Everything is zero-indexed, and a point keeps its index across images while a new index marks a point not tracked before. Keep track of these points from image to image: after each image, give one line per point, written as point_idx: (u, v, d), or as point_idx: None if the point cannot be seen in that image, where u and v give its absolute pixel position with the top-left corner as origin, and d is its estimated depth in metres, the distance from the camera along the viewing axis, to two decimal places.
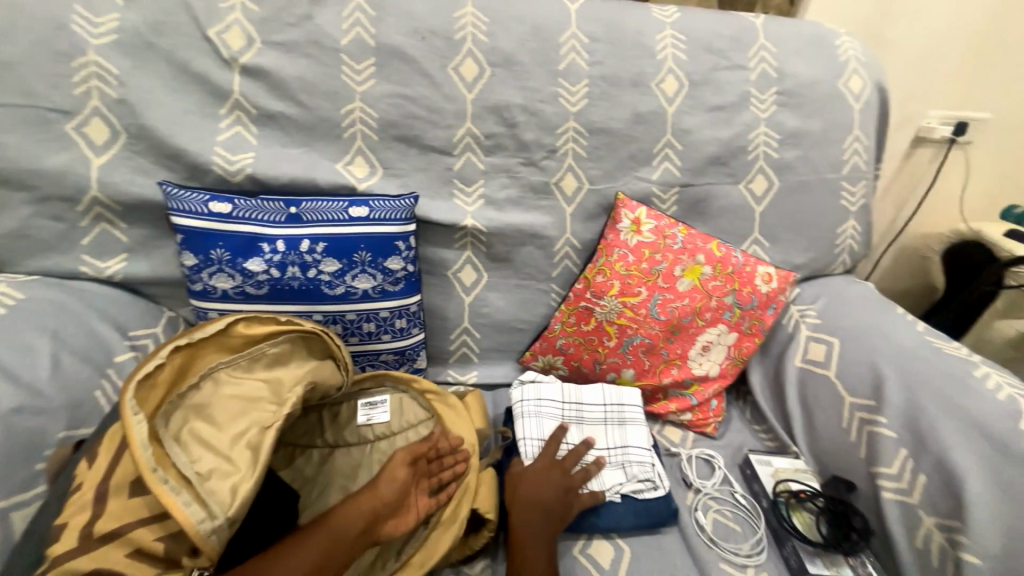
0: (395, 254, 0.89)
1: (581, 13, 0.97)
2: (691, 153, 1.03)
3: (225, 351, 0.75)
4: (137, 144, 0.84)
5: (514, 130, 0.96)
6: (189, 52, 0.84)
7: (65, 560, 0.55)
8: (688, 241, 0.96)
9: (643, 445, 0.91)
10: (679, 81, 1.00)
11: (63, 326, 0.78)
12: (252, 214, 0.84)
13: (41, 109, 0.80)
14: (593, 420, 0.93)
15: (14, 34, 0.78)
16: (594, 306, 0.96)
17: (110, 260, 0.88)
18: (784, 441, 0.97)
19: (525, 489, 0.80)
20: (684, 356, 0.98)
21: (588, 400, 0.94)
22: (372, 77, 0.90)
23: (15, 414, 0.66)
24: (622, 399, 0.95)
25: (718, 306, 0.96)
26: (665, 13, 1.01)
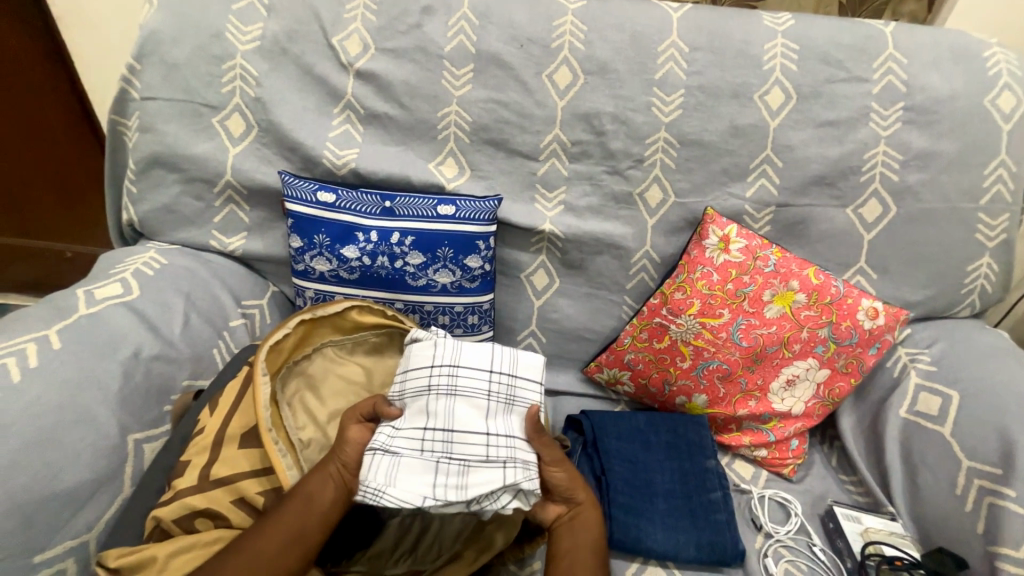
0: (475, 252, 0.93)
1: (684, 20, 0.94)
2: (792, 171, 0.95)
3: (336, 330, 0.85)
4: (265, 137, 0.96)
5: (602, 138, 0.95)
6: (314, 57, 0.93)
7: (185, 494, 0.65)
8: (781, 264, 0.90)
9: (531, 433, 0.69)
10: (786, 93, 0.93)
11: (194, 290, 0.91)
12: (352, 205, 0.91)
13: (195, 104, 0.94)
14: (471, 394, 0.70)
15: (183, 40, 0.92)
16: (669, 323, 0.93)
17: (232, 236, 1.00)
18: (879, 497, 0.86)
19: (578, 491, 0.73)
20: (764, 387, 0.91)
21: (465, 364, 0.71)
22: (470, 83, 0.94)
23: (152, 360, 0.78)
24: (512, 366, 0.73)
25: (809, 338, 0.88)
26: (777, 20, 0.95)
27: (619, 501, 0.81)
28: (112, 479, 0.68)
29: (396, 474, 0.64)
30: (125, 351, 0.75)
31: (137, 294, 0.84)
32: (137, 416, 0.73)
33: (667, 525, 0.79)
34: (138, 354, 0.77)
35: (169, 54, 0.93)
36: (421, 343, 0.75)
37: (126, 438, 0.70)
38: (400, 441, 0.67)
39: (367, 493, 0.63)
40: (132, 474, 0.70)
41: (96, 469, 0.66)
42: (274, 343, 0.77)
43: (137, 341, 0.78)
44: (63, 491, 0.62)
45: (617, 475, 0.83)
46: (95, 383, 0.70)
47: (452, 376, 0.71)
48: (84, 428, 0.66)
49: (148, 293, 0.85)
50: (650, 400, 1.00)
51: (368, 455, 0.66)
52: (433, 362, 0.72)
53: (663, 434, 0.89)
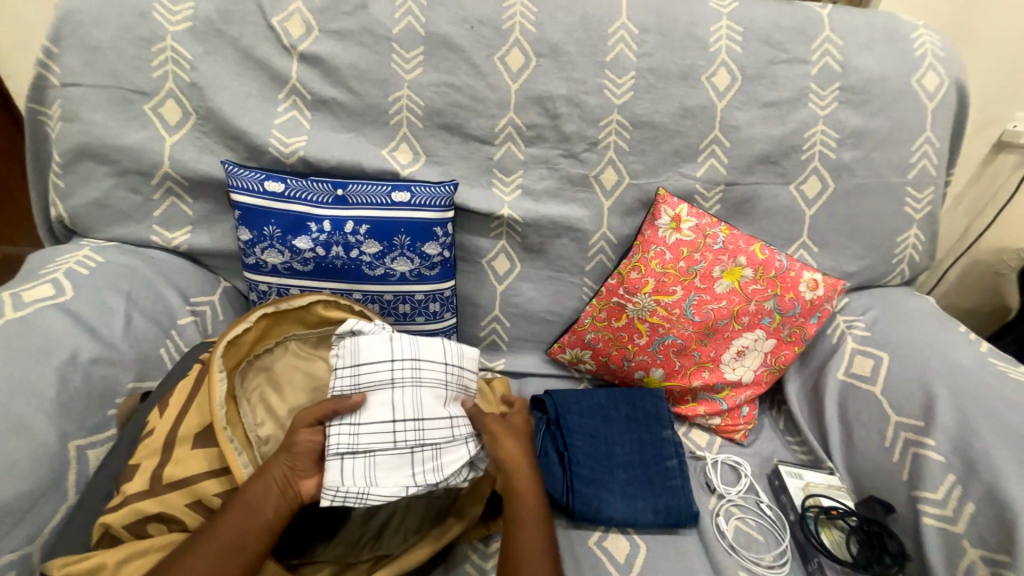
0: (433, 239, 0.92)
1: (633, 2, 0.95)
2: (739, 151, 0.99)
3: (302, 325, 0.84)
4: (205, 125, 0.91)
5: (556, 121, 0.96)
6: (254, 39, 0.89)
7: (135, 500, 0.63)
8: (729, 241, 0.93)
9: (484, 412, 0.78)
10: (732, 74, 0.96)
11: (135, 288, 0.86)
12: (302, 194, 0.88)
13: (125, 90, 0.88)
14: (434, 384, 0.74)
15: (105, 21, 0.86)
16: (626, 302, 0.96)
17: (176, 231, 0.96)
18: (819, 455, 0.92)
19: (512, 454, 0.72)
20: (717, 359, 0.95)
21: (425, 356, 0.75)
22: (421, 66, 0.92)
23: (92, 363, 0.74)
24: (463, 358, 0.79)
25: (757, 310, 0.93)
26: (722, 2, 0.97)
27: (581, 475, 0.83)
28: (53, 488, 0.65)
29: (375, 473, 0.67)
30: (59, 355, 0.71)
31: (71, 295, 0.79)
32: (78, 422, 0.69)
33: (627, 494, 0.83)
34: (75, 358, 0.72)
35: (91, 36, 0.86)
36: (370, 339, 0.75)
37: (67, 446, 0.67)
38: (366, 439, 0.68)
39: (351, 498, 0.65)
40: (76, 482, 0.67)
41: (34, 479, 0.62)
42: (234, 339, 0.75)
43: (73, 344, 0.73)
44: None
45: (579, 450, 0.86)
46: (27, 390, 0.66)
47: (412, 371, 0.74)
48: (18, 438, 0.63)
49: (83, 293, 0.80)
50: (611, 377, 1.03)
51: (336, 459, 0.66)
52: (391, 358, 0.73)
53: (623, 408, 0.92)
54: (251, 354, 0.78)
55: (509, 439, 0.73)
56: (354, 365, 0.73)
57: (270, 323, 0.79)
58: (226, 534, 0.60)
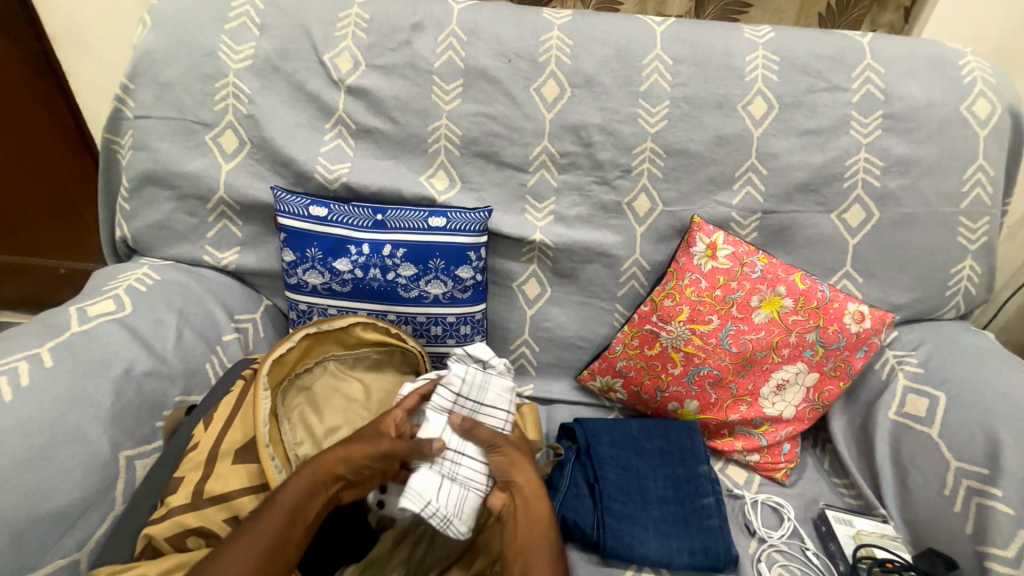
0: (466, 263, 0.94)
1: (668, 34, 0.97)
2: (776, 179, 0.97)
3: (341, 345, 0.86)
4: (258, 153, 0.97)
5: (590, 149, 0.97)
6: (306, 74, 0.95)
7: (180, 513, 0.65)
8: (768, 270, 0.91)
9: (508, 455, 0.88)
10: (768, 102, 0.96)
11: (186, 305, 0.91)
12: (344, 218, 0.92)
13: (189, 122, 0.96)
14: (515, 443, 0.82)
15: (176, 60, 0.94)
16: (660, 330, 0.94)
17: (226, 251, 1.01)
18: (870, 500, 0.86)
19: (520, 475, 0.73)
20: (755, 392, 0.92)
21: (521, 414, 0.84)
22: (460, 97, 0.96)
23: (145, 376, 0.78)
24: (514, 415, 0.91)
25: (798, 342, 0.89)
26: (758, 33, 0.98)
27: (613, 508, 0.81)
28: (103, 497, 0.67)
29: (461, 505, 0.71)
30: (117, 368, 0.76)
31: (130, 311, 0.84)
32: (130, 433, 0.72)
33: (661, 531, 0.79)
34: (130, 371, 0.77)
35: (163, 74, 0.94)
36: (506, 381, 0.82)
37: (118, 456, 0.70)
38: (464, 469, 0.74)
39: (438, 519, 0.68)
40: (123, 492, 0.70)
41: (87, 487, 0.65)
42: (279, 358, 0.77)
43: (130, 357, 0.78)
44: (52, 511, 0.62)
45: (611, 482, 0.84)
46: (85, 400, 0.70)
47: (513, 423, 0.82)
48: (75, 446, 0.66)
49: (141, 309, 0.86)
50: (643, 407, 1.00)
51: (437, 477, 0.71)
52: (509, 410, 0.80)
53: (656, 440, 0.89)
54: (291, 372, 0.81)
55: (517, 460, 0.74)
56: (482, 391, 0.79)
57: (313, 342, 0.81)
58: (269, 536, 0.61)
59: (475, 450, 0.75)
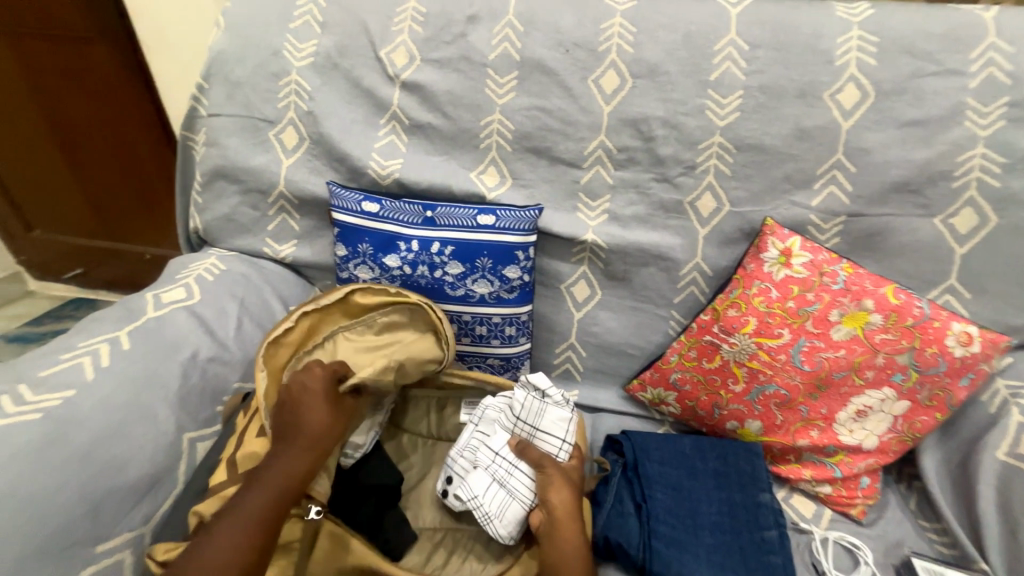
0: (514, 263, 0.91)
1: (745, 15, 0.87)
2: (867, 178, 0.86)
3: (345, 315, 0.87)
4: (316, 149, 0.99)
5: (651, 144, 0.90)
6: (363, 70, 0.96)
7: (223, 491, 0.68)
8: (853, 281, 0.80)
9: None
10: (862, 90, 0.84)
11: (247, 295, 0.95)
12: (395, 214, 0.92)
13: (255, 119, 0.99)
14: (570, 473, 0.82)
15: (245, 59, 0.98)
16: (721, 342, 0.86)
17: (284, 244, 1.05)
18: (970, 553, 0.75)
19: (560, 500, 0.73)
20: (830, 417, 0.82)
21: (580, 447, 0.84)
22: (513, 90, 0.92)
23: (208, 362, 0.82)
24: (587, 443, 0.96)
25: (886, 364, 0.78)
26: (853, 10, 0.86)
27: (660, 532, 0.75)
28: (167, 475, 0.72)
29: (504, 511, 0.75)
30: (185, 353, 0.80)
31: (198, 299, 0.90)
32: (193, 416, 0.77)
33: (714, 562, 0.73)
34: (195, 356, 0.81)
35: (233, 73, 0.99)
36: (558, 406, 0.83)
37: (181, 437, 0.74)
38: (512, 479, 0.78)
39: (483, 517, 0.74)
40: (185, 471, 0.74)
41: (154, 465, 0.70)
42: (276, 339, 0.80)
43: (195, 343, 0.82)
44: (124, 485, 0.67)
45: (659, 503, 0.78)
46: (156, 382, 0.75)
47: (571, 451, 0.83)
48: (146, 425, 0.71)
49: (207, 297, 0.91)
50: (697, 424, 0.93)
51: (488, 480, 0.77)
52: (565, 439, 0.81)
53: (711, 461, 0.83)
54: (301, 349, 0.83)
55: (563, 483, 0.75)
56: (538, 411, 0.82)
57: (313, 319, 0.83)
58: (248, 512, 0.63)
59: (527, 465, 0.79)
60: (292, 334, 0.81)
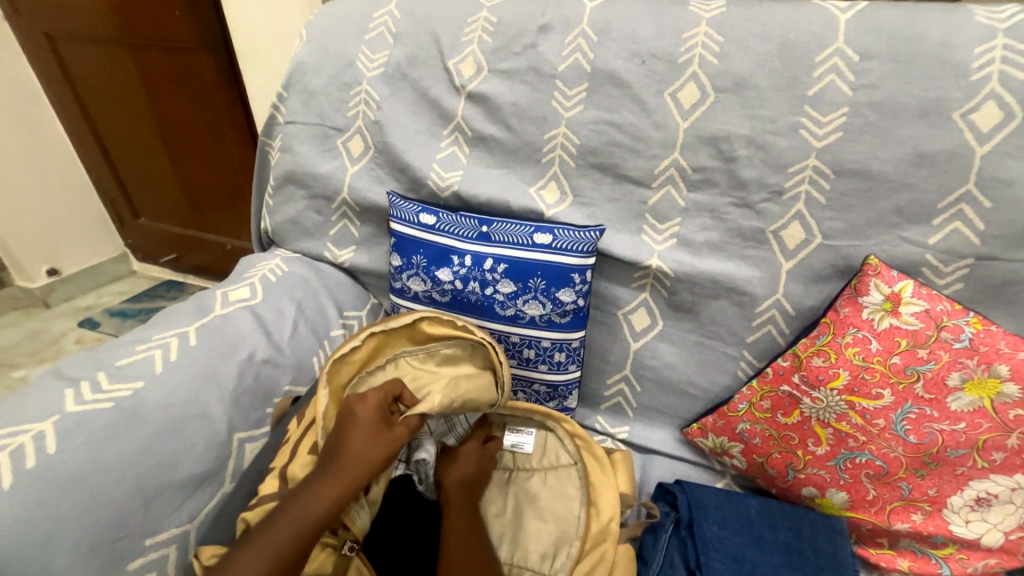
0: (569, 286, 0.86)
1: (857, 21, 0.75)
2: (1006, 214, 0.71)
3: (410, 341, 0.85)
4: (380, 157, 1.00)
5: (731, 164, 0.81)
6: (431, 81, 0.95)
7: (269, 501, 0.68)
8: (982, 340, 0.66)
9: (573, 508, 0.78)
10: (1006, 109, 0.69)
11: (305, 298, 0.98)
12: (450, 228, 0.90)
13: (326, 127, 1.02)
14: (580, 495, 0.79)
15: (321, 69, 1.01)
16: (802, 395, 0.75)
17: (343, 249, 1.07)
18: None
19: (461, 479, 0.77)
20: (939, 501, 0.69)
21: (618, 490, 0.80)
22: (582, 103, 0.87)
23: (263, 363, 0.85)
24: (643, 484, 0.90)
25: (1020, 448, 0.64)
26: (997, 14, 0.71)
27: None
28: (216, 474, 0.74)
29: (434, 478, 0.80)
30: (242, 353, 0.83)
31: (260, 299, 0.93)
32: (244, 416, 0.79)
33: None
34: (252, 357, 0.84)
35: (310, 83, 1.02)
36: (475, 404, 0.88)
37: (232, 437, 0.77)
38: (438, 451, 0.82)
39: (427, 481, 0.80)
40: (233, 470, 0.76)
41: (204, 464, 0.72)
42: (342, 356, 0.79)
43: (253, 344, 0.85)
44: (175, 481, 0.69)
45: (716, 574, 0.69)
46: (214, 381, 0.78)
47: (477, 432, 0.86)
48: (200, 423, 0.74)
49: (268, 299, 0.94)
50: (766, 483, 0.82)
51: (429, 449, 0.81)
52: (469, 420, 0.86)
53: (782, 532, 0.72)
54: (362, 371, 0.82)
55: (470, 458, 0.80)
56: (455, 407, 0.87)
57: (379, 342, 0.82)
58: (277, 540, 0.61)
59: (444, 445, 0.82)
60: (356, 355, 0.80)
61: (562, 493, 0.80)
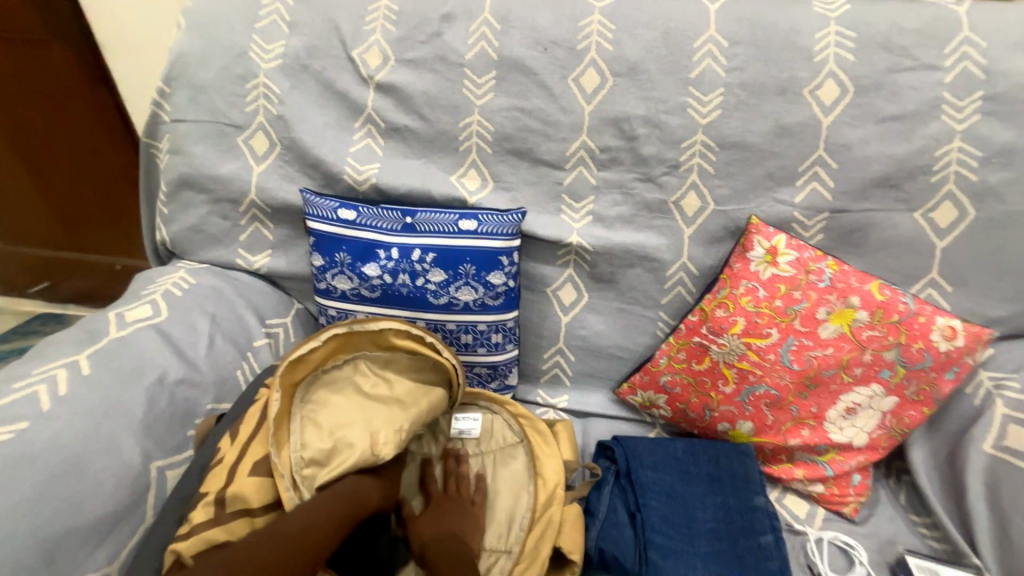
0: (499, 268, 0.88)
1: (724, 12, 0.86)
2: (847, 174, 0.86)
3: (374, 345, 0.78)
4: (288, 154, 0.95)
5: (633, 143, 0.89)
6: (335, 72, 0.92)
7: (204, 529, 0.62)
8: (839, 278, 0.80)
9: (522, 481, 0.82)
10: (841, 86, 0.83)
11: (219, 310, 0.91)
12: (373, 222, 0.89)
13: (222, 124, 0.95)
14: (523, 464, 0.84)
15: (209, 61, 0.93)
16: (710, 343, 0.86)
17: (258, 254, 1.00)
18: (961, 548, 0.75)
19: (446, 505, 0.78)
20: (820, 416, 0.82)
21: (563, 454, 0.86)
22: (492, 91, 0.90)
23: (177, 384, 0.78)
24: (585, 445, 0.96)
25: (873, 361, 0.79)
26: (829, 6, 0.85)
27: (656, 543, 0.74)
28: (133, 509, 0.67)
29: None
30: (150, 376, 0.76)
31: (165, 316, 0.85)
32: (160, 443, 0.73)
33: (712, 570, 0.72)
34: (163, 379, 0.77)
35: (196, 76, 0.94)
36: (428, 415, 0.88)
37: (149, 465, 0.70)
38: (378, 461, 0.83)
39: None
40: (154, 502, 0.70)
41: (117, 501, 0.66)
42: (300, 357, 0.72)
43: (163, 365, 0.78)
44: (83, 525, 0.62)
45: (654, 511, 0.77)
46: (118, 410, 0.71)
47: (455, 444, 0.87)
48: (108, 458, 0.67)
49: (175, 315, 0.86)
50: (689, 426, 0.93)
51: None
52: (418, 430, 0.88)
53: (705, 465, 0.82)
54: (316, 370, 0.75)
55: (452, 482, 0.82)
56: None
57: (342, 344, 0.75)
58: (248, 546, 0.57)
59: None
60: (313, 356, 0.73)
61: (512, 474, 0.84)
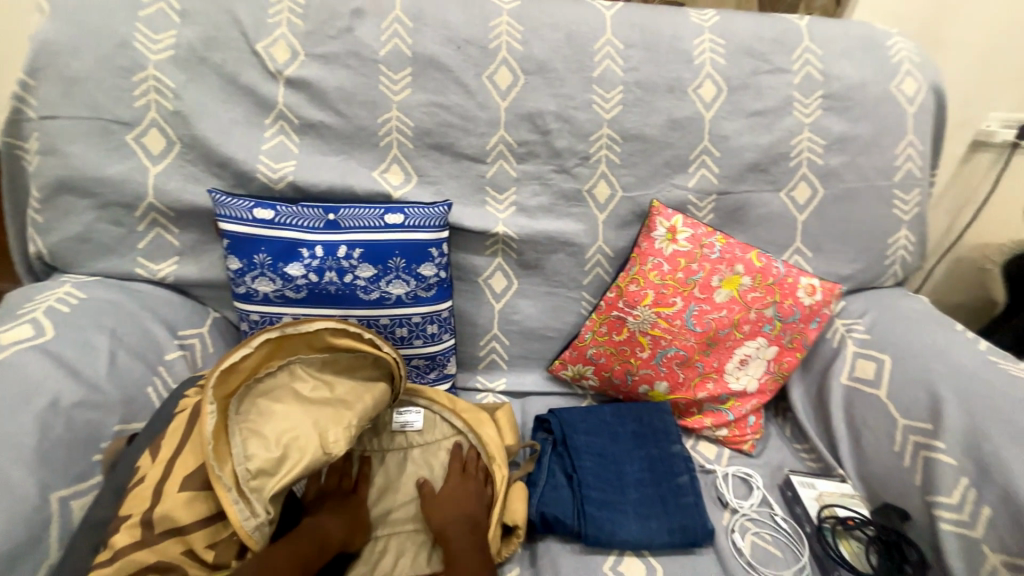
0: (428, 260, 0.90)
1: (617, 18, 0.95)
2: (727, 161, 1.00)
3: (310, 348, 0.75)
4: (190, 153, 0.89)
5: (547, 137, 0.96)
6: (239, 66, 0.88)
7: (129, 552, 0.59)
8: (726, 250, 0.93)
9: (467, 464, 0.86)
10: (716, 85, 0.97)
11: (120, 324, 0.82)
12: (293, 220, 0.86)
13: (105, 121, 0.86)
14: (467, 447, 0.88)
15: (84, 52, 0.84)
16: (626, 315, 0.95)
17: (162, 263, 0.92)
18: (828, 462, 0.92)
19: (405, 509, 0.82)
20: (720, 369, 0.95)
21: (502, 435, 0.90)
22: (409, 87, 0.91)
23: (74, 408, 0.70)
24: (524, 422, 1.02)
25: (757, 318, 0.93)
26: (703, 17, 0.98)
27: (592, 497, 0.82)
28: (32, 548, 0.60)
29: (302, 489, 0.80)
30: (40, 402, 0.68)
31: (51, 335, 0.76)
32: (59, 473, 0.65)
33: (640, 514, 0.81)
34: (56, 404, 0.69)
35: (69, 67, 0.84)
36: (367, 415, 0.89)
37: (49, 498, 0.63)
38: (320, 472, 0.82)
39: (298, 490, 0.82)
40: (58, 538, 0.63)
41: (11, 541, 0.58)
42: (231, 365, 0.68)
43: (55, 388, 0.70)
44: None
45: (588, 471, 0.85)
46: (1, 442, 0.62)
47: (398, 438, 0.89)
48: None
49: (65, 333, 0.77)
50: (615, 392, 1.02)
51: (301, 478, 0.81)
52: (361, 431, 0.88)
53: (629, 424, 0.91)
54: (249, 379, 0.71)
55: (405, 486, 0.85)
56: None
57: (275, 350, 0.71)
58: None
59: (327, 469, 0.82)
60: (245, 365, 0.69)
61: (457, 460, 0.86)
